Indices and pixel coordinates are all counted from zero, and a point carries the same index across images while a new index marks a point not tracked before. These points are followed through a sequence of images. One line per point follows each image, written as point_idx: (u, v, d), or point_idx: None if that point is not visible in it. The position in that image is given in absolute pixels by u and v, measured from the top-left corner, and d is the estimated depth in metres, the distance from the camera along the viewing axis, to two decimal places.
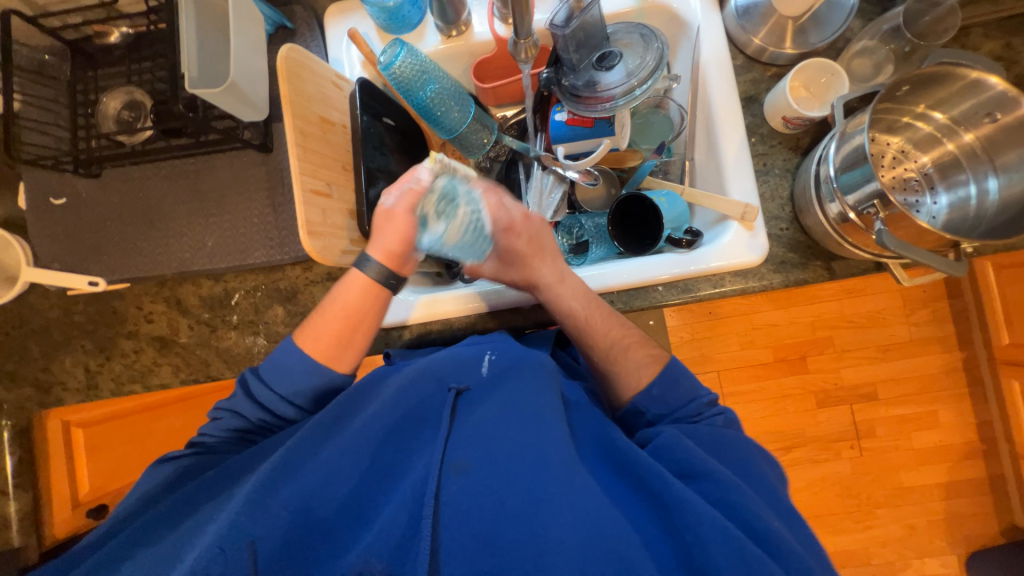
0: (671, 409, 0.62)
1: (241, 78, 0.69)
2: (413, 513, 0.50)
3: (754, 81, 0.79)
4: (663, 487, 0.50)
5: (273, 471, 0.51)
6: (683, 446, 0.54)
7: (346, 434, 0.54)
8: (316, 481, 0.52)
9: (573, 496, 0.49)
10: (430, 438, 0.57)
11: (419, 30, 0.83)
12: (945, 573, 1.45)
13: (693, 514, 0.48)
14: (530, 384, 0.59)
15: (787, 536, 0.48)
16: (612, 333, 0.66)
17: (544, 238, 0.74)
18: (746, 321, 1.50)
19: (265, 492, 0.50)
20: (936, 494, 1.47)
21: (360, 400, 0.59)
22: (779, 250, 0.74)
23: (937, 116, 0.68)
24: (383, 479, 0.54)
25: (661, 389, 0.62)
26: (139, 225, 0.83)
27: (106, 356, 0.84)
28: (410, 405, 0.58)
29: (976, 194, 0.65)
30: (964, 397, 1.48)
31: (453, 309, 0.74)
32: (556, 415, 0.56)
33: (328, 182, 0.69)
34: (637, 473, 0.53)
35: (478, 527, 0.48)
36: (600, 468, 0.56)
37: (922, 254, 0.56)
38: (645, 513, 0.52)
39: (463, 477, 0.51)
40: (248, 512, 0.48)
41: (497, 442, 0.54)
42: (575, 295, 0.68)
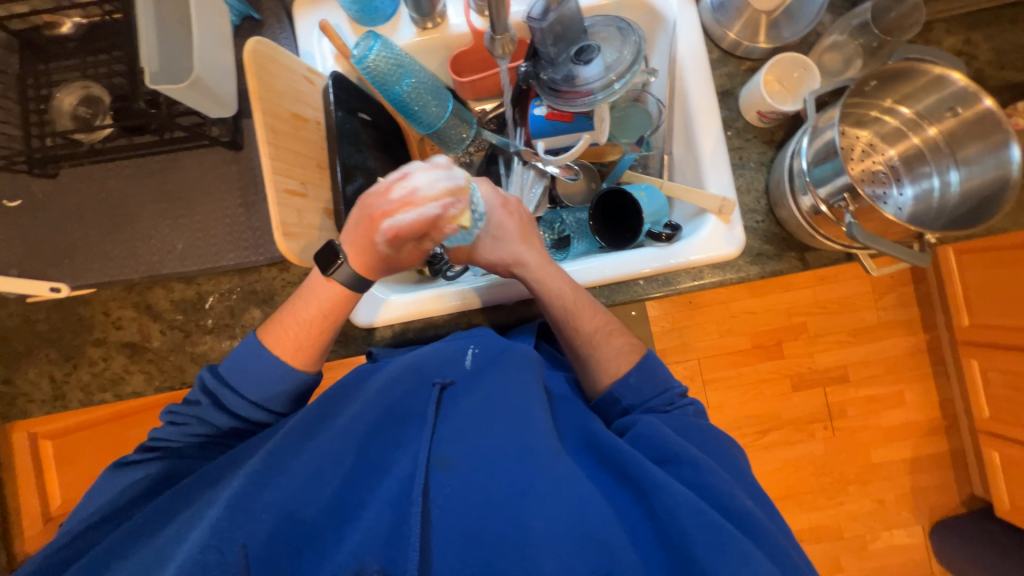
0: (645, 398, 0.63)
1: (206, 72, 0.66)
2: (399, 509, 0.50)
3: (730, 75, 0.80)
4: (644, 474, 0.51)
5: (253, 475, 0.50)
6: (660, 434, 0.55)
7: (328, 435, 0.54)
8: (298, 482, 0.51)
9: (557, 487, 0.49)
10: (415, 434, 0.56)
11: (393, 22, 0.80)
12: (911, 543, 1.53)
13: (669, 499, 0.49)
14: (514, 377, 0.59)
15: (760, 517, 0.50)
16: (595, 318, 0.66)
17: (531, 227, 0.72)
18: (725, 309, 1.54)
19: (246, 495, 0.49)
20: (903, 469, 1.55)
21: (342, 400, 0.59)
22: (756, 243, 0.76)
23: (903, 110, 0.70)
24: (366, 475, 0.53)
25: (638, 377, 0.63)
26: (104, 227, 0.79)
27: (73, 365, 0.80)
28: (392, 402, 0.57)
29: (939, 185, 0.67)
30: (928, 376, 1.55)
31: (436, 307, 0.72)
32: (540, 406, 0.56)
33: (303, 181, 0.67)
34: (618, 462, 0.54)
35: (466, 519, 0.49)
36: (583, 459, 0.56)
37: (888, 246, 0.58)
38: (628, 500, 0.53)
39: (449, 473, 0.51)
40: (229, 518, 0.48)
41: (483, 437, 0.54)
42: (561, 277, 0.67)
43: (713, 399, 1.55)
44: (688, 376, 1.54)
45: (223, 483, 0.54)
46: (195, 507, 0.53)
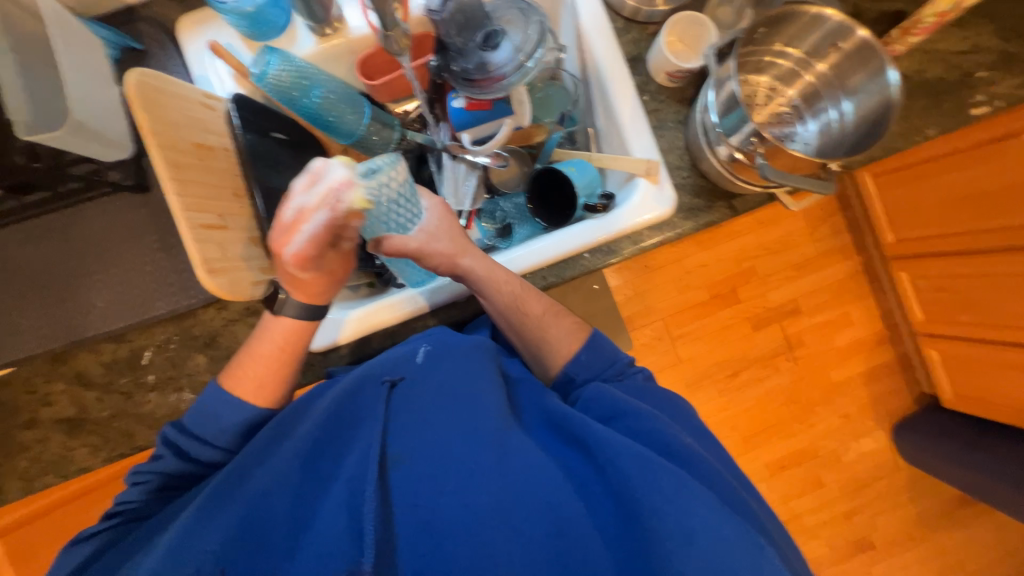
0: (597, 373, 0.65)
1: (87, 114, 0.61)
2: (348, 513, 0.48)
3: (636, 41, 0.81)
4: (589, 432, 0.53)
5: (197, 512, 0.48)
6: (608, 396, 0.58)
7: (275, 455, 0.52)
8: (244, 507, 0.48)
9: (507, 461, 0.51)
10: (363, 436, 0.54)
11: (289, 33, 0.77)
12: (877, 448, 1.67)
13: (611, 449, 0.51)
14: (465, 366, 0.59)
15: (707, 459, 0.54)
16: (542, 304, 0.68)
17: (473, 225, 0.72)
18: (679, 267, 1.60)
19: (190, 532, 0.47)
20: (859, 383, 1.67)
21: (294, 419, 0.56)
22: (686, 198, 0.79)
23: (792, 51, 0.73)
24: (315, 485, 0.51)
25: (587, 356, 0.65)
26: (8, 299, 0.72)
27: (4, 454, 0.74)
28: (339, 410, 0.55)
29: (836, 116, 0.72)
30: (867, 295, 1.68)
31: (388, 316, 0.71)
32: (493, 389, 0.57)
33: (221, 214, 0.64)
34: (568, 426, 0.55)
35: (416, 505, 0.49)
36: (538, 431, 0.58)
37: (797, 180, 0.62)
38: (580, 461, 0.54)
39: (399, 468, 0.51)
40: (168, 559, 0.45)
41: (435, 427, 0.54)
42: (509, 270, 0.68)
43: (682, 354, 1.61)
44: (656, 336, 1.59)
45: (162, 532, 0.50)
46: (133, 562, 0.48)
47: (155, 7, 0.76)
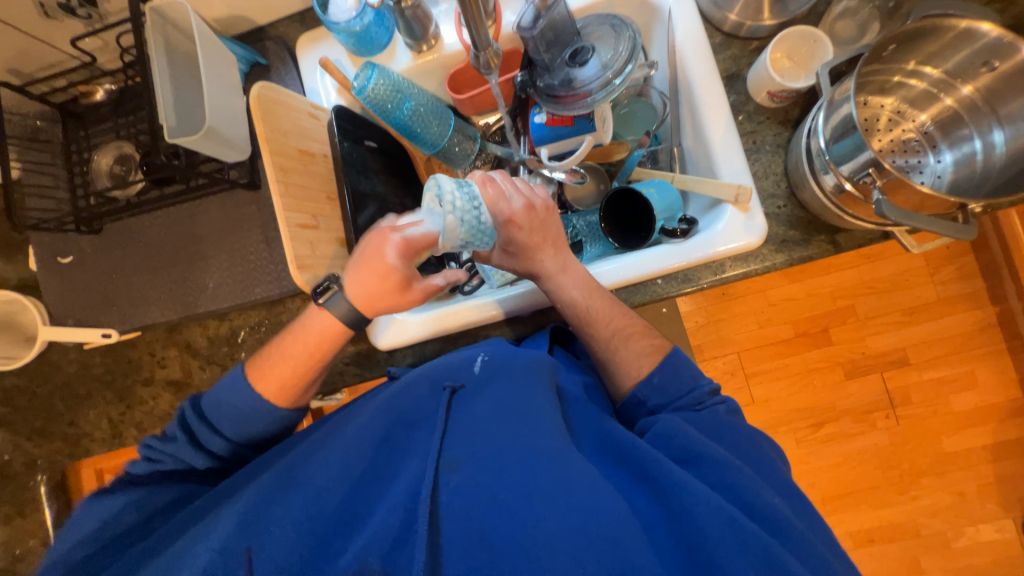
0: (672, 398, 0.60)
1: (218, 121, 0.70)
2: (407, 512, 0.48)
3: (735, 57, 0.76)
4: (658, 470, 0.49)
5: (266, 489, 0.50)
6: (682, 434, 0.53)
7: (338, 442, 0.54)
8: (311, 490, 0.50)
9: (569, 484, 0.47)
10: (423, 438, 0.55)
11: (390, 50, 0.83)
12: (1001, 539, 1.38)
13: (689, 496, 0.46)
14: (522, 379, 0.57)
15: (794, 521, 0.46)
16: (614, 321, 0.64)
17: (550, 226, 0.68)
18: (762, 298, 1.46)
19: (260, 507, 0.49)
20: (983, 457, 1.40)
21: (355, 411, 0.59)
22: (779, 229, 0.72)
23: (929, 71, 0.64)
24: (377, 479, 0.52)
25: (662, 377, 0.60)
26: (144, 274, 0.85)
27: (126, 404, 0.86)
28: (401, 409, 0.57)
29: (981, 149, 0.61)
30: (1003, 353, 1.40)
31: (452, 323, 0.73)
32: (549, 406, 0.54)
33: (314, 214, 0.69)
34: (635, 458, 0.51)
35: (474, 517, 0.47)
36: (599, 458, 0.54)
37: (926, 221, 0.53)
38: (645, 497, 0.50)
39: (457, 474, 0.50)
40: (241, 530, 0.47)
41: (490, 436, 0.52)
42: (577, 283, 0.65)
43: (758, 394, 1.47)
44: (728, 371, 1.47)
45: (233, 498, 0.52)
46: (207, 520, 0.50)
47: (281, 28, 0.85)
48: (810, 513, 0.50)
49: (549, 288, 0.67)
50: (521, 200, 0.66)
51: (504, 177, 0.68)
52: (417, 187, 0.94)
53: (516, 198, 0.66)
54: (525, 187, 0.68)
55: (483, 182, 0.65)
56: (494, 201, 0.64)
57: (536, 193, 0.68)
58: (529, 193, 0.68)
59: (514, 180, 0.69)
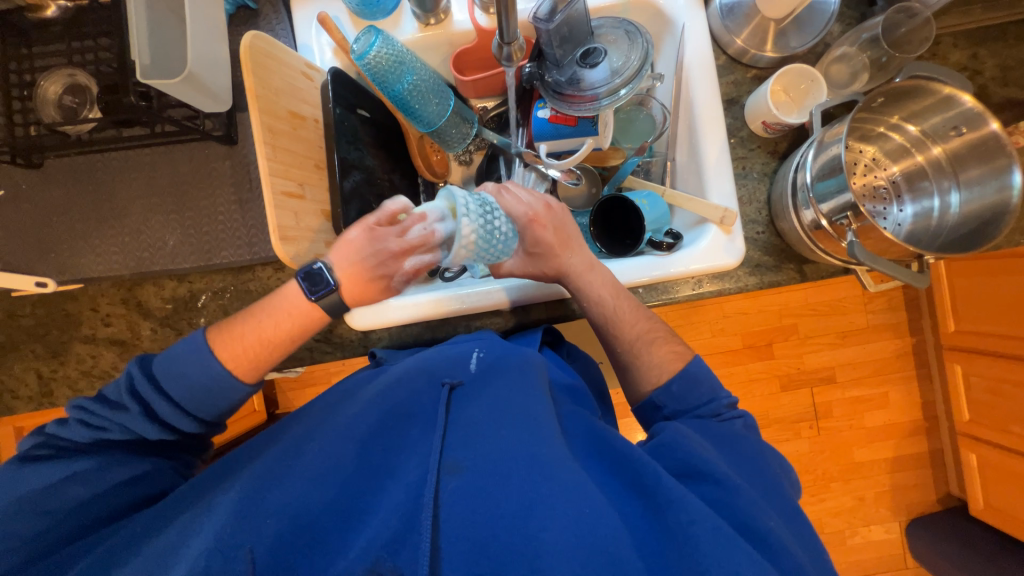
0: (690, 407, 0.60)
1: (199, 67, 0.63)
2: (409, 512, 0.46)
3: (736, 83, 0.79)
4: (657, 483, 0.47)
5: (258, 481, 0.48)
6: (684, 444, 0.52)
7: (332, 434, 0.51)
8: (306, 482, 0.47)
9: (571, 494, 0.46)
10: (421, 435, 0.53)
11: (395, 16, 0.78)
12: (888, 539, 1.58)
13: (684, 514, 0.45)
14: (518, 380, 0.56)
15: (786, 542, 0.46)
16: (637, 323, 0.65)
17: (568, 227, 0.69)
18: (719, 309, 1.55)
19: (249, 502, 0.46)
20: (884, 468, 1.59)
21: (345, 400, 0.57)
22: (755, 254, 0.76)
23: (910, 127, 0.70)
24: (373, 475, 0.49)
25: (681, 386, 0.60)
26: (91, 221, 0.77)
27: (59, 362, 0.79)
28: (395, 402, 0.55)
29: (940, 207, 0.68)
30: (913, 380, 1.59)
31: (432, 311, 0.71)
32: (544, 409, 0.53)
33: (300, 183, 0.65)
34: (632, 471, 0.49)
35: (475, 522, 0.45)
36: (597, 468, 0.52)
37: (888, 266, 0.58)
38: (639, 510, 0.48)
39: (458, 478, 0.48)
40: (236, 524, 0.44)
41: (489, 439, 0.51)
42: (604, 284, 0.66)
43: None
44: None
45: (222, 486, 0.49)
46: (198, 509, 0.47)
47: None
48: (812, 542, 0.50)
49: (580, 285, 0.66)
50: (537, 202, 0.67)
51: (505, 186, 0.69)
52: (406, 165, 0.91)
53: (532, 201, 0.67)
54: (526, 191, 0.69)
55: (495, 190, 0.67)
56: (511, 205, 0.65)
57: (545, 193, 0.70)
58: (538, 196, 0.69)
59: (519, 185, 0.70)
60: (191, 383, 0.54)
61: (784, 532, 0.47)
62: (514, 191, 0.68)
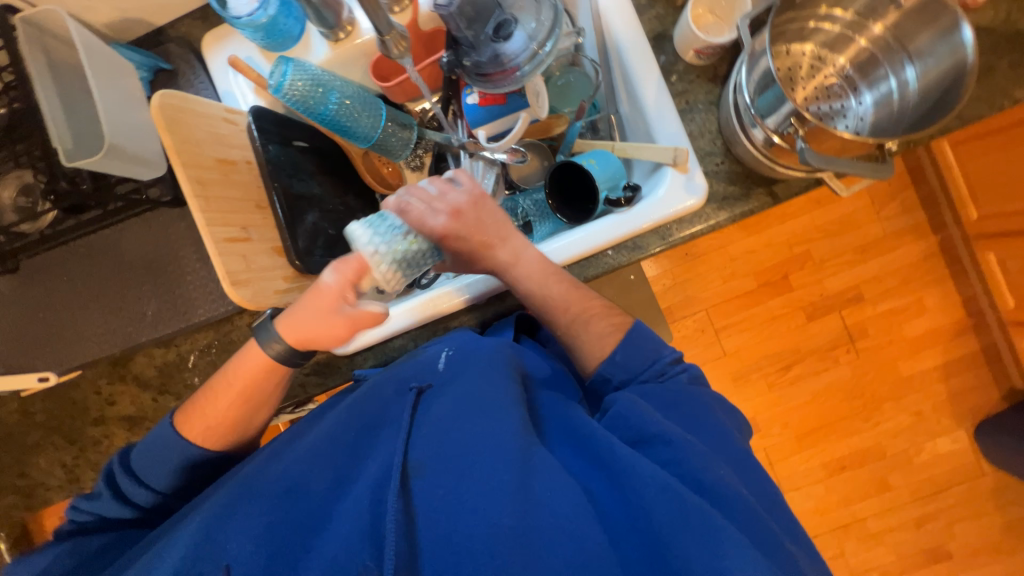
0: (635, 373, 0.61)
1: (119, 137, 0.64)
2: (374, 518, 0.47)
3: (659, 17, 0.75)
4: (612, 456, 0.50)
5: (224, 503, 0.49)
6: (636, 412, 0.53)
7: (300, 449, 0.53)
8: (273, 497, 0.49)
9: (532, 478, 0.48)
10: (388, 438, 0.54)
11: (304, 41, 0.78)
12: (956, 449, 1.50)
13: (636, 478, 0.48)
14: (485, 373, 0.57)
15: (736, 489, 0.48)
16: (572, 305, 0.64)
17: (490, 220, 0.66)
18: (723, 253, 1.50)
19: (214, 527, 0.47)
20: (935, 377, 1.50)
21: (315, 421, 0.58)
22: (719, 187, 0.72)
23: (839, 13, 0.64)
24: (342, 486, 0.51)
25: (624, 355, 0.61)
26: (73, 310, 0.80)
27: (79, 449, 0.82)
28: (363, 414, 0.55)
29: (897, 86, 0.63)
30: (946, 280, 1.49)
31: (406, 319, 0.71)
32: (509, 397, 0.54)
33: (244, 226, 0.66)
34: (591, 448, 0.52)
35: (440, 516, 0.47)
36: (560, 447, 0.55)
37: (847, 164, 0.54)
38: (602, 482, 0.51)
39: (424, 478, 0.49)
40: (202, 551, 0.46)
41: (454, 435, 0.52)
42: (533, 273, 0.64)
43: (727, 345, 1.52)
44: (697, 327, 1.51)
45: (190, 515, 0.50)
46: (158, 546, 0.48)
47: (183, 28, 0.79)
48: (760, 478, 0.53)
49: (507, 280, 0.66)
50: (446, 211, 0.64)
51: (415, 192, 0.65)
52: (358, 184, 0.91)
53: (441, 209, 0.64)
54: (443, 188, 0.66)
55: (401, 210, 0.63)
56: (420, 221, 0.63)
57: (457, 190, 0.66)
58: (451, 195, 0.66)
59: (430, 188, 0.66)
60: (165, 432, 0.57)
61: (731, 476, 0.49)
62: (423, 194, 0.65)
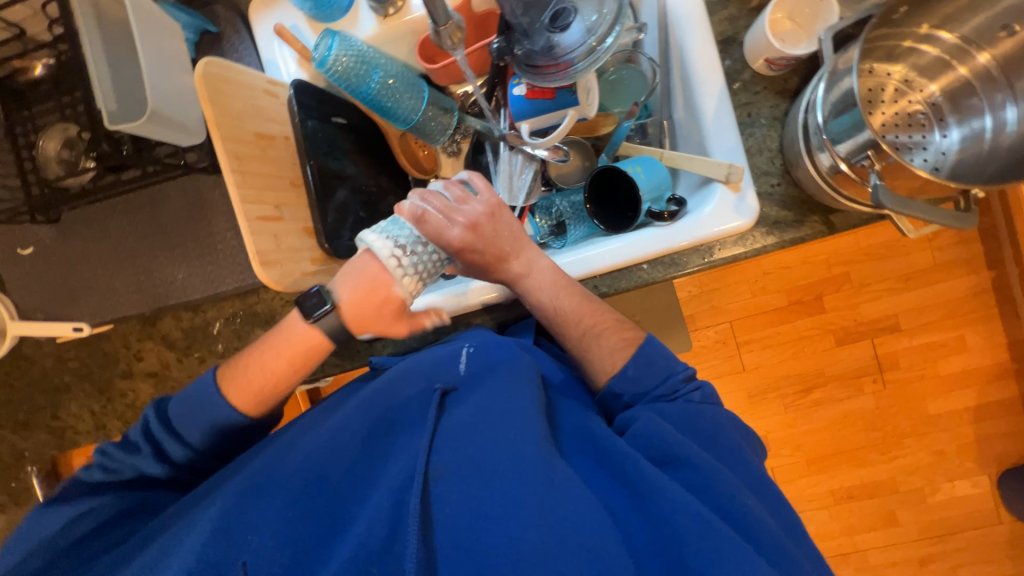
0: (645, 390, 0.58)
1: (161, 102, 0.63)
2: (393, 521, 0.47)
3: (731, 18, 0.69)
4: (640, 475, 0.48)
5: (243, 491, 0.49)
6: (661, 431, 0.51)
7: (316, 441, 0.53)
8: (294, 491, 0.50)
9: (555, 494, 0.47)
10: (408, 440, 0.54)
11: (352, 14, 0.76)
12: (976, 494, 1.43)
13: (667, 502, 0.46)
14: (507, 380, 0.56)
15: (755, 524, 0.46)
16: (586, 318, 0.60)
17: (509, 231, 0.62)
18: (756, 267, 1.44)
19: (236, 514, 0.48)
20: (966, 419, 1.43)
21: (331, 411, 0.57)
22: (772, 210, 0.68)
23: (943, 36, 0.61)
24: (363, 485, 0.51)
25: (637, 370, 0.58)
26: (108, 265, 0.81)
27: (106, 397, 0.85)
28: (381, 409, 0.55)
29: (992, 127, 0.58)
30: (995, 319, 1.40)
31: (444, 307, 0.69)
32: (531, 408, 0.53)
33: (277, 204, 0.65)
34: (617, 464, 0.50)
35: (460, 525, 0.47)
36: (577, 459, 0.54)
37: (921, 210, 0.50)
38: (625, 502, 0.50)
39: (445, 482, 0.49)
40: (221, 539, 0.47)
41: (475, 443, 0.51)
42: (545, 286, 0.61)
43: (748, 361, 1.47)
44: (719, 340, 1.47)
45: (204, 502, 0.50)
46: (181, 525, 0.49)
47: None
48: (785, 509, 0.51)
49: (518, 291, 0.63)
50: (463, 223, 0.59)
51: (431, 197, 0.61)
52: (392, 165, 0.89)
53: (458, 222, 0.59)
54: (460, 196, 0.61)
55: (416, 217, 0.59)
56: (438, 233, 0.59)
57: (474, 201, 0.61)
58: (468, 205, 0.61)
59: (446, 194, 0.61)
60: (188, 405, 0.56)
61: (749, 499, 0.48)
62: (438, 201, 0.60)
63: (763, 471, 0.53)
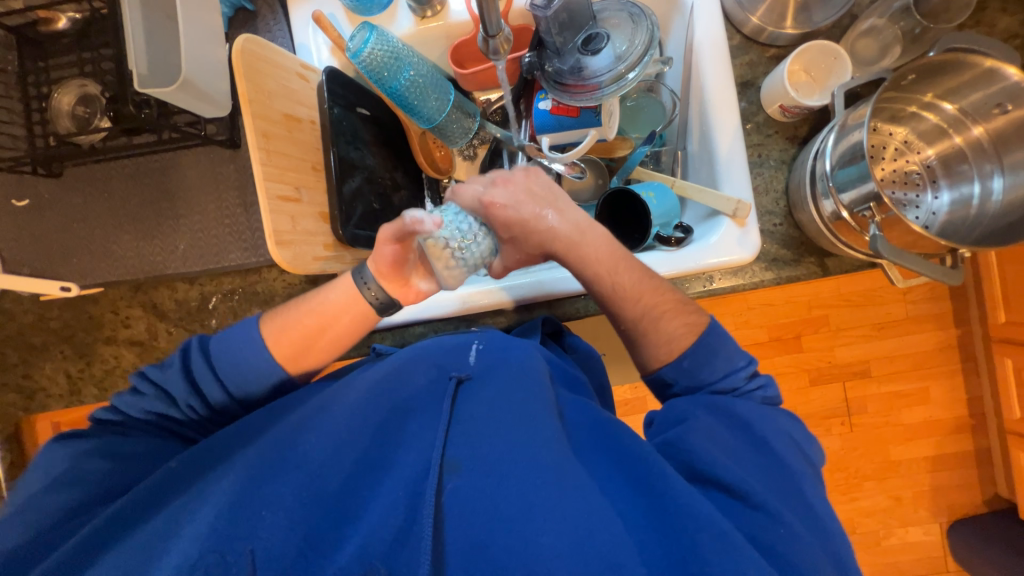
0: (698, 384, 0.56)
1: (194, 71, 0.64)
2: (407, 511, 0.48)
3: (751, 63, 0.74)
4: (663, 485, 0.48)
5: (250, 473, 0.50)
6: (691, 443, 0.50)
7: (331, 423, 0.53)
8: (304, 473, 0.50)
9: (567, 495, 0.48)
10: (420, 428, 0.54)
11: (390, 11, 0.77)
12: (927, 541, 1.49)
13: (693, 520, 0.45)
14: (521, 378, 0.58)
15: None
16: (643, 298, 0.59)
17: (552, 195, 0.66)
18: (742, 302, 1.49)
19: (247, 488, 0.48)
20: (924, 467, 1.49)
21: (342, 387, 0.58)
22: (771, 247, 0.71)
23: (945, 106, 0.67)
24: (370, 472, 0.51)
25: (692, 362, 0.56)
26: (107, 226, 0.79)
27: (85, 362, 0.83)
28: (393, 394, 0.57)
29: (978, 194, 0.65)
30: (957, 374, 1.48)
31: (480, 298, 0.71)
32: (544, 408, 0.55)
33: (296, 186, 0.66)
34: (639, 469, 0.50)
35: (470, 520, 0.47)
36: (593, 459, 0.53)
37: (915, 262, 0.53)
38: (642, 507, 0.49)
39: (459, 475, 0.50)
40: (228, 518, 0.46)
41: (489, 441, 0.52)
42: (601, 253, 0.61)
43: None
44: None
45: (213, 474, 0.51)
46: (189, 494, 0.49)
47: None
48: None
49: (571, 253, 0.62)
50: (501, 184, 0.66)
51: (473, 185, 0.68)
52: (408, 162, 0.89)
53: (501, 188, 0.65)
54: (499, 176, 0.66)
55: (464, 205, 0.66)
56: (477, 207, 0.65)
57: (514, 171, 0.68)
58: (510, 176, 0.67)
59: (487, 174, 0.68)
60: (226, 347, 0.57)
61: (768, 499, 0.46)
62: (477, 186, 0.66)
63: (803, 488, 0.49)
